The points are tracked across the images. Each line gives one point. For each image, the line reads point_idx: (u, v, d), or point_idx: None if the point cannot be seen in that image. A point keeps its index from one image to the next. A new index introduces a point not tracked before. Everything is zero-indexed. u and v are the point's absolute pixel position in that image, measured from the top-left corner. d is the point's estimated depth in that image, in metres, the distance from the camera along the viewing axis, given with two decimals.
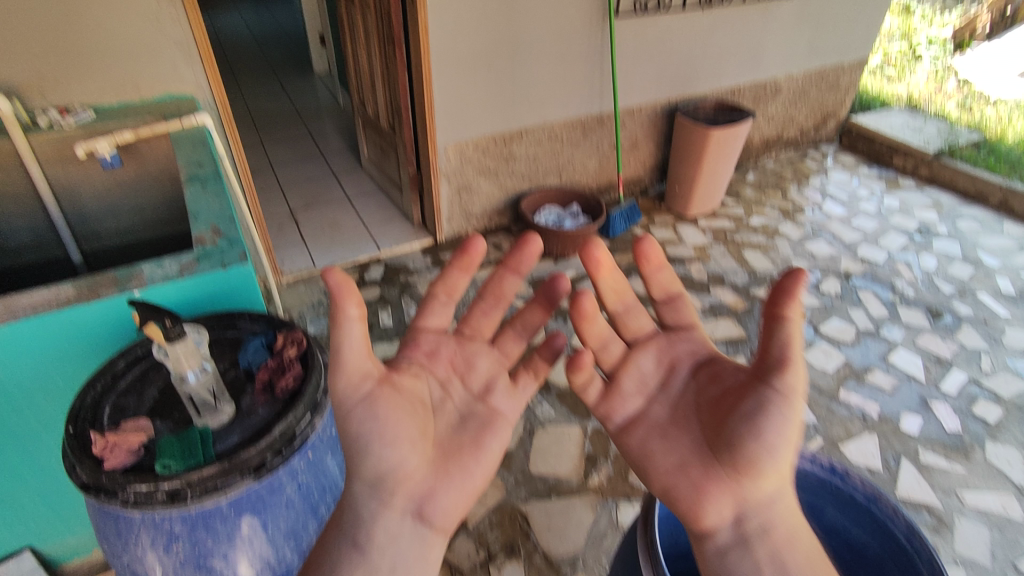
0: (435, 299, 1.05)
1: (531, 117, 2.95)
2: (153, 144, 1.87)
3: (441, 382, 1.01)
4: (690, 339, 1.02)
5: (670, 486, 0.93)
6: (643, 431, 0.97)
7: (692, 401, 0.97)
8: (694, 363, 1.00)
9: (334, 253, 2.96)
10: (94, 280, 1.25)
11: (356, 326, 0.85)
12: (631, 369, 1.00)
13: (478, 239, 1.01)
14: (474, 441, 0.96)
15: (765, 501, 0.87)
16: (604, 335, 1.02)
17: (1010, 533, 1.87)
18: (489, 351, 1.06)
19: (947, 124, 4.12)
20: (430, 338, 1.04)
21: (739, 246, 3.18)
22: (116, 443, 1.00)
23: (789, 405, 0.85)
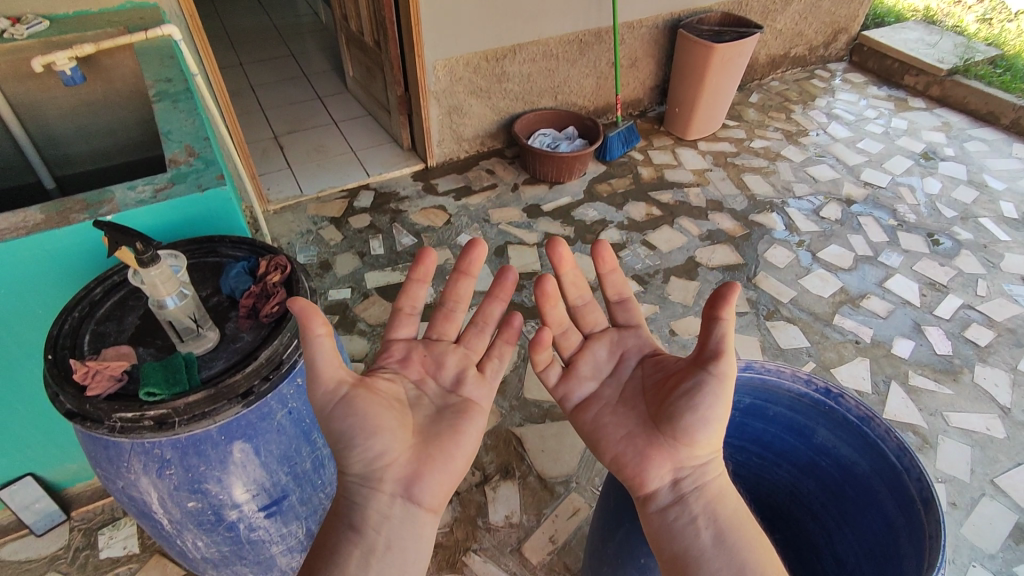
0: (399, 313, 1.04)
1: (525, 31, 2.77)
2: (117, 57, 1.75)
3: (415, 383, 1.00)
4: (639, 335, 1.05)
5: (618, 454, 0.95)
6: (594, 409, 1.00)
7: (639, 385, 0.99)
8: (642, 355, 1.03)
9: (321, 179, 2.86)
10: (63, 204, 1.19)
11: (327, 343, 0.84)
12: (586, 357, 1.03)
13: (430, 251, 1.03)
14: (453, 427, 0.95)
15: (698, 466, 0.91)
16: (562, 323, 1.05)
17: (992, 451, 1.92)
18: (455, 349, 1.05)
19: (963, 39, 3.91)
20: (400, 346, 1.03)
21: (739, 170, 3.10)
22: (97, 369, 0.96)
23: (724, 393, 0.87)
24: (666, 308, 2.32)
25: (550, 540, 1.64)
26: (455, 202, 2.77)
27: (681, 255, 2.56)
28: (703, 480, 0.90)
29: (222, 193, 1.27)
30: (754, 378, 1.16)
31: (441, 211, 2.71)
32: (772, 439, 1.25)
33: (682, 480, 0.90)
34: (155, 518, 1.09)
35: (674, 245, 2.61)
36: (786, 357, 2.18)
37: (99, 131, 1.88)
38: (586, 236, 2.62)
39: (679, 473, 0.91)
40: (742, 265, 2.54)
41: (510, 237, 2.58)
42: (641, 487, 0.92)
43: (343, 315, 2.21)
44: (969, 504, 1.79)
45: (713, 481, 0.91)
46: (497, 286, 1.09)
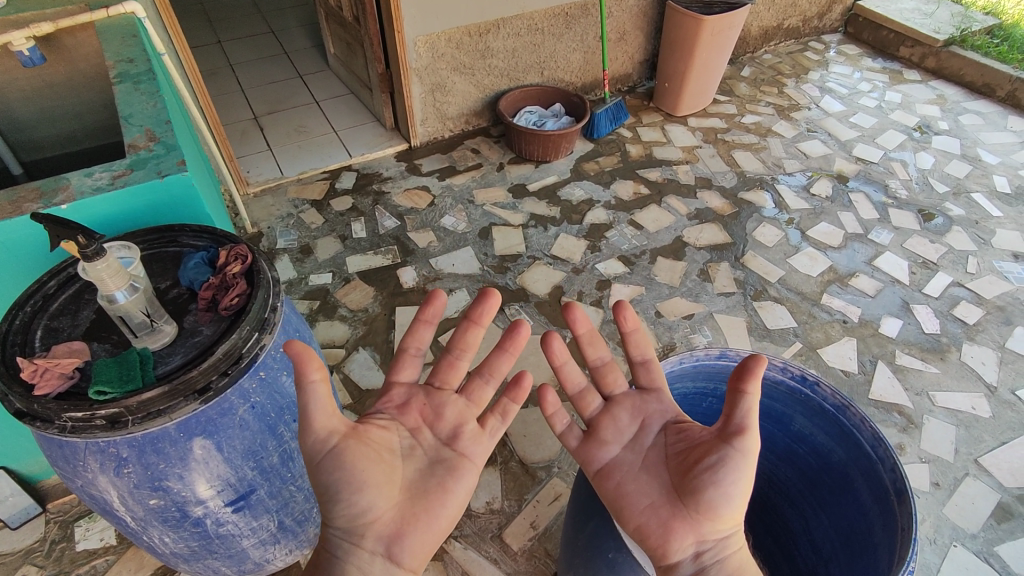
0: (404, 353, 1.02)
1: (507, 5, 2.68)
2: (79, 36, 1.68)
3: (410, 432, 0.99)
4: (662, 400, 0.99)
5: (641, 525, 0.90)
6: (616, 476, 0.95)
7: (661, 452, 0.93)
8: (664, 422, 0.97)
9: (302, 160, 2.79)
10: (16, 194, 1.15)
11: (321, 388, 0.84)
12: (607, 420, 0.98)
13: (439, 294, 1.02)
14: (441, 485, 0.94)
15: (720, 539, 0.86)
16: (580, 385, 1.01)
17: (976, 431, 1.91)
18: (456, 399, 1.02)
19: (961, 8, 3.82)
20: (400, 392, 1.02)
21: (729, 146, 3.04)
22: (46, 367, 0.93)
23: (749, 466, 0.82)
24: (652, 290, 2.29)
25: (531, 527, 1.64)
26: (439, 182, 2.71)
27: (668, 235, 2.52)
28: (725, 553, 0.85)
29: (183, 179, 1.23)
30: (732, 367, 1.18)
31: (424, 192, 2.65)
32: None
33: (704, 553, 0.85)
34: (119, 516, 1.07)
35: (662, 224, 2.57)
36: (773, 338, 2.15)
37: (65, 114, 1.81)
38: (572, 216, 2.57)
39: (702, 546, 0.85)
40: (730, 244, 2.50)
41: (494, 219, 2.53)
42: (663, 559, 0.87)
43: (324, 301, 2.17)
44: (953, 484, 1.78)
45: (734, 555, 0.85)
46: (508, 339, 1.04)
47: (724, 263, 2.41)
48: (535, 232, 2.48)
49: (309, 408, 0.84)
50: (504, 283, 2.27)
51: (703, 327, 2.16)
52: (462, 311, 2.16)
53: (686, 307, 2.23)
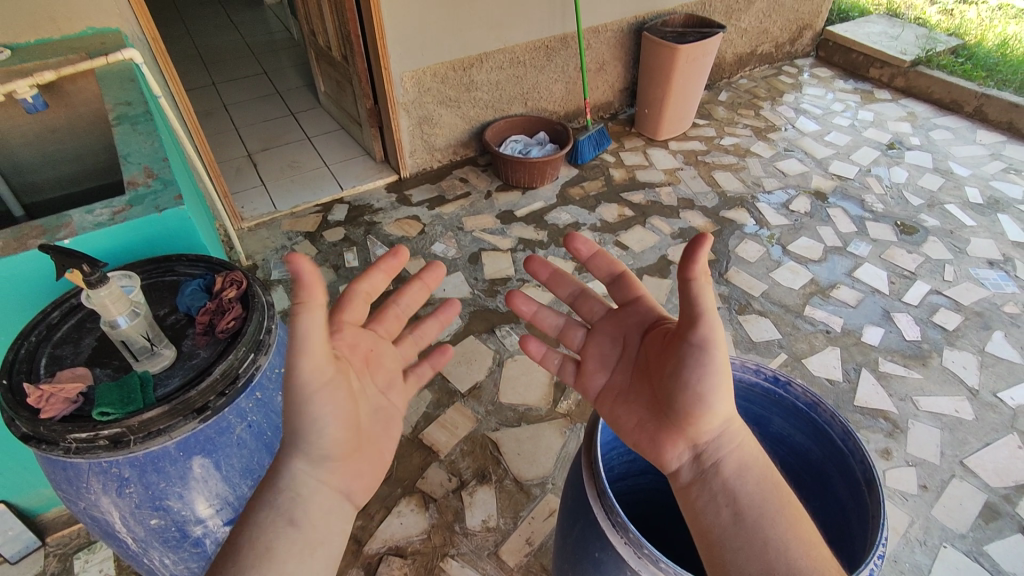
0: (356, 294, 0.95)
1: (489, 41, 2.80)
2: (79, 83, 1.77)
3: (359, 373, 0.91)
4: (639, 309, 1.04)
5: (635, 443, 0.95)
6: (609, 402, 1.01)
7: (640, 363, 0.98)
8: (643, 329, 1.01)
9: (294, 194, 2.87)
10: (21, 231, 1.20)
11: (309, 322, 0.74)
12: (592, 352, 1.06)
13: (400, 252, 1.01)
14: (386, 433, 0.92)
15: (714, 440, 0.86)
16: (559, 325, 1.12)
17: (960, 433, 1.95)
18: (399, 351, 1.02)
19: (925, 30, 3.98)
20: (351, 332, 0.93)
21: (709, 168, 3.14)
22: (52, 392, 0.98)
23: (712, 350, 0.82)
24: None
25: (526, 542, 1.66)
26: (428, 211, 2.79)
27: (653, 254, 2.59)
28: (723, 453, 0.86)
29: (180, 212, 1.29)
30: None
31: (415, 221, 2.73)
32: None
33: (702, 455, 0.87)
34: (120, 537, 1.10)
35: (646, 244, 2.64)
36: (758, 349, 2.20)
37: (65, 157, 1.89)
38: (560, 239, 2.65)
39: (697, 448, 0.87)
40: (713, 261, 2.57)
41: (484, 244, 2.61)
42: (662, 467, 0.91)
43: None
44: (939, 487, 1.82)
45: (732, 454, 0.86)
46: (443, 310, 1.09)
47: (709, 280, 2.47)
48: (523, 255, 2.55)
49: (310, 334, 0.75)
50: (494, 306, 2.32)
51: None
52: (454, 334, 2.21)
53: None
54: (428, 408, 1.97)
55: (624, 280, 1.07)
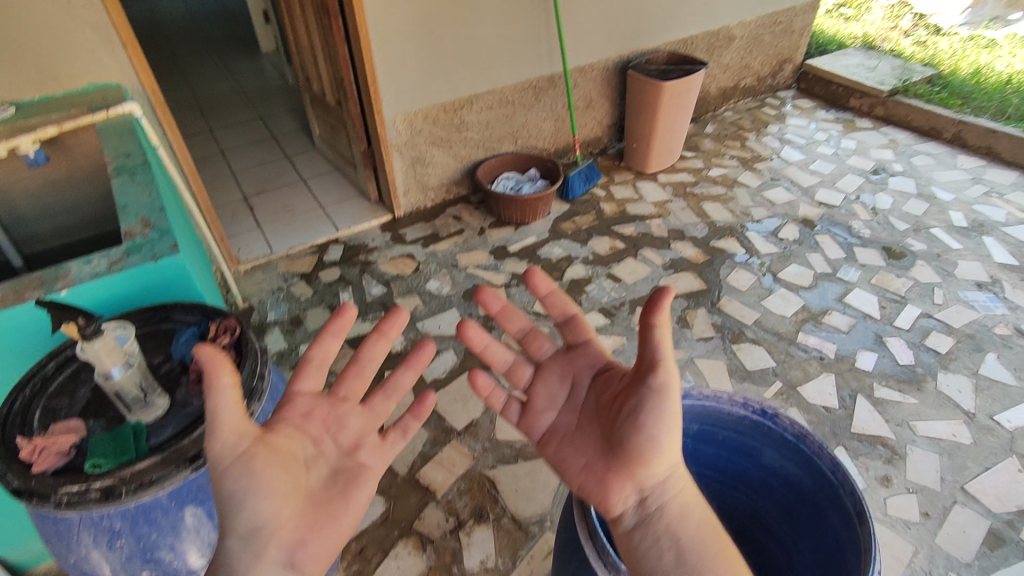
0: (308, 364, 0.99)
1: (478, 83, 2.89)
2: (80, 136, 1.82)
3: (314, 441, 0.94)
4: (589, 352, 1.08)
5: (582, 484, 0.97)
6: (555, 441, 1.04)
7: (593, 407, 1.02)
8: (593, 373, 1.05)
9: (291, 236, 2.91)
10: (18, 283, 1.21)
11: (230, 394, 0.79)
12: (540, 389, 1.09)
13: (346, 307, 1.02)
14: (344, 493, 0.91)
15: (659, 484, 0.90)
16: (508, 361, 1.12)
17: (960, 458, 1.95)
18: (360, 411, 1.02)
19: (900, 61, 4.12)
20: (306, 401, 0.97)
21: (698, 199, 3.19)
22: (44, 446, 0.99)
23: (665, 398, 0.88)
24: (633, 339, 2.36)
25: None
26: (422, 249, 2.83)
27: (646, 286, 2.62)
28: (665, 498, 0.89)
29: (176, 260, 1.31)
30: (695, 405, 1.19)
31: (409, 259, 2.76)
32: (725, 463, 1.27)
33: (647, 499, 0.90)
34: None
35: (638, 276, 2.67)
36: (753, 378, 2.21)
37: (65, 207, 1.92)
38: (553, 273, 2.68)
39: (643, 493, 0.90)
40: (705, 291, 2.59)
41: (477, 280, 2.63)
42: (607, 511, 0.92)
43: None
44: (942, 514, 1.80)
45: (674, 500, 0.89)
46: (413, 358, 1.09)
47: (702, 309, 2.49)
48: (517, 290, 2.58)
49: (216, 411, 0.78)
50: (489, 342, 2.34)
51: (684, 373, 2.22)
52: (449, 371, 2.22)
53: None
54: (424, 447, 1.96)
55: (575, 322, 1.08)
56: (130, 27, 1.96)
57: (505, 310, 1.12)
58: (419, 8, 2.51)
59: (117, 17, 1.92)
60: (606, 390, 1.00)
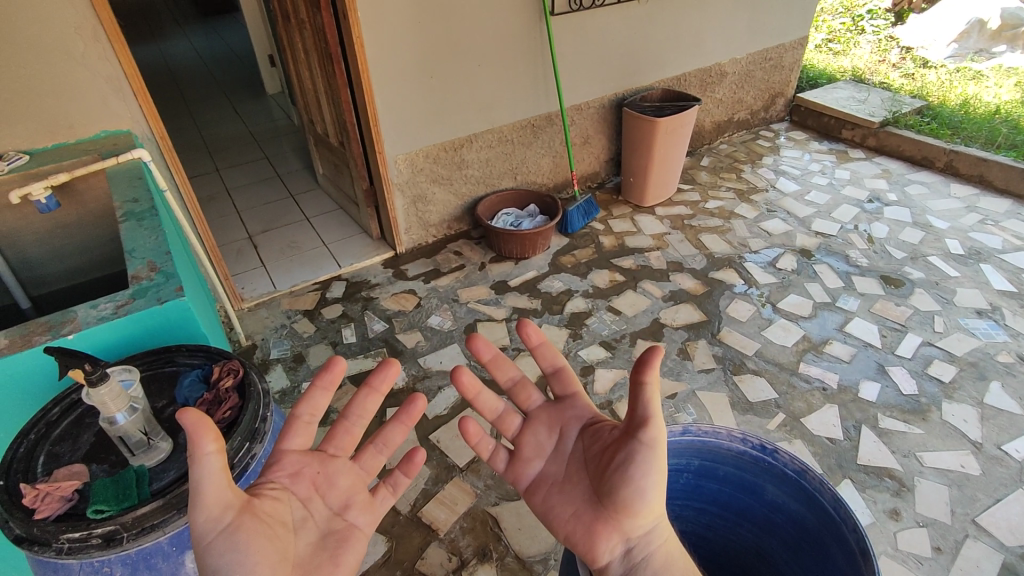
0: (297, 420, 1.00)
1: (477, 123, 2.97)
2: (90, 182, 1.87)
3: (303, 502, 0.95)
4: (577, 404, 1.10)
5: (569, 534, 0.99)
6: (542, 490, 1.05)
7: (581, 458, 1.04)
8: (581, 425, 1.08)
9: (294, 273, 2.95)
10: (27, 328, 1.24)
11: (215, 461, 0.78)
12: (528, 438, 1.09)
13: (338, 360, 1.02)
14: (332, 559, 0.92)
15: (644, 535, 0.94)
16: (498, 410, 1.11)
17: (969, 490, 1.92)
18: (349, 468, 1.03)
19: (890, 93, 4.21)
20: (294, 460, 0.98)
21: (696, 230, 3.23)
22: (48, 491, 1.00)
23: (654, 454, 0.91)
24: None
25: None
26: (424, 285, 2.86)
27: (646, 318, 2.63)
28: (650, 548, 0.94)
29: (181, 302, 1.34)
30: (695, 442, 1.19)
31: (411, 295, 2.79)
32: (728, 499, 1.27)
33: (632, 549, 0.94)
34: None
35: (639, 308, 2.69)
36: (756, 410, 2.20)
37: (73, 250, 1.97)
38: (553, 306, 2.70)
39: (629, 544, 0.94)
40: (706, 322, 2.60)
41: (479, 315, 2.65)
42: (593, 561, 0.96)
43: None
44: (953, 548, 1.77)
45: (658, 550, 0.94)
46: (404, 412, 1.09)
47: (703, 341, 2.50)
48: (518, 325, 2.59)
49: (200, 482, 0.78)
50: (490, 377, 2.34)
51: (687, 406, 2.21)
52: (451, 407, 2.22)
53: (668, 387, 2.29)
54: (426, 485, 1.95)
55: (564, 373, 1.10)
56: (141, 77, 2.03)
57: (496, 359, 1.10)
58: (419, 53, 2.59)
59: (130, 68, 2.00)
60: (594, 442, 1.03)
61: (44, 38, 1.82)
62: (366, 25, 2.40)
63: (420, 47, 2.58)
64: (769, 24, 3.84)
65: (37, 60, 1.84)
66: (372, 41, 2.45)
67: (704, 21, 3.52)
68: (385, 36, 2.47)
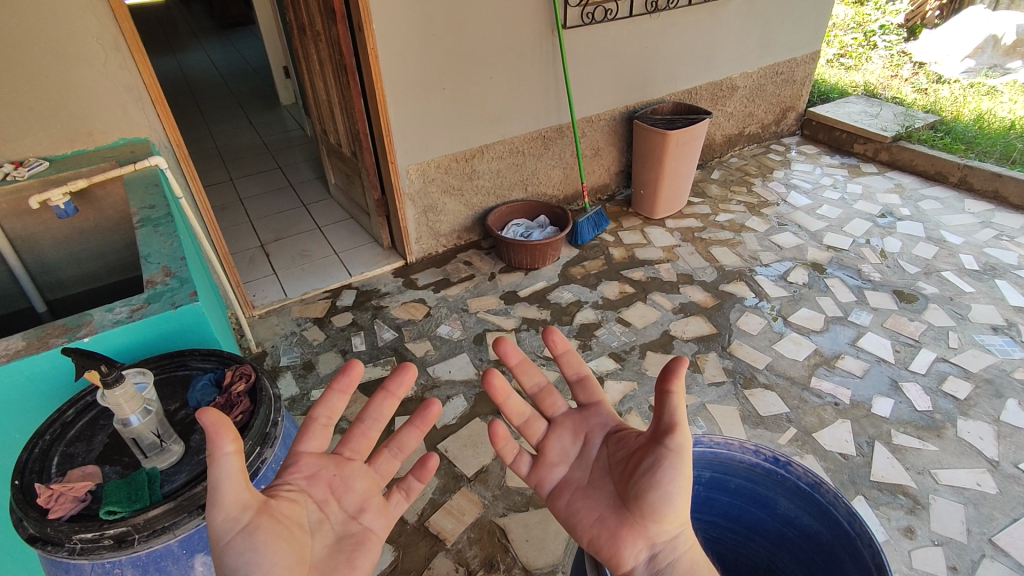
0: (313, 422, 1.00)
1: (489, 134, 2.99)
2: (108, 188, 1.91)
3: (318, 504, 0.96)
4: (601, 412, 1.10)
5: (593, 539, 0.98)
6: (567, 494, 1.04)
7: (605, 464, 1.03)
8: (606, 432, 1.07)
9: (305, 281, 2.97)
10: (44, 330, 1.25)
11: (233, 462, 0.79)
12: (552, 443, 1.09)
13: (356, 363, 1.03)
14: (348, 561, 0.92)
15: (669, 541, 0.94)
16: (524, 414, 1.10)
17: (985, 508, 1.89)
18: (364, 471, 1.03)
19: (902, 108, 4.20)
20: (310, 462, 0.99)
21: (706, 243, 3.23)
22: (61, 492, 1.00)
23: (681, 460, 0.90)
24: (644, 384, 2.35)
25: None
26: (434, 294, 2.86)
27: (656, 330, 2.62)
28: (675, 554, 0.93)
29: (195, 307, 1.35)
30: (706, 452, 1.18)
31: (421, 304, 2.80)
32: (740, 513, 1.25)
33: (658, 555, 0.93)
34: None
35: (648, 320, 2.68)
36: (767, 424, 2.18)
37: (90, 255, 2.00)
38: (563, 317, 2.70)
39: (654, 548, 0.93)
40: (716, 335, 2.59)
41: (488, 325, 2.66)
42: (618, 566, 0.95)
43: None
44: (970, 567, 1.73)
45: (684, 556, 0.93)
46: (418, 415, 1.10)
47: (713, 354, 2.48)
48: (527, 335, 2.59)
49: (219, 482, 0.78)
50: None
51: (697, 419, 2.19)
52: (459, 417, 2.21)
53: None
54: (434, 494, 1.94)
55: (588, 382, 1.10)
56: (160, 86, 2.07)
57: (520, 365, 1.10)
58: (431, 64, 2.62)
59: (149, 78, 2.04)
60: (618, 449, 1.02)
61: (66, 47, 1.86)
62: (381, 37, 2.44)
63: (434, 59, 2.62)
64: (780, 39, 3.86)
65: (60, 68, 1.88)
66: (386, 52, 2.48)
67: (715, 35, 3.54)
68: (399, 48, 2.50)
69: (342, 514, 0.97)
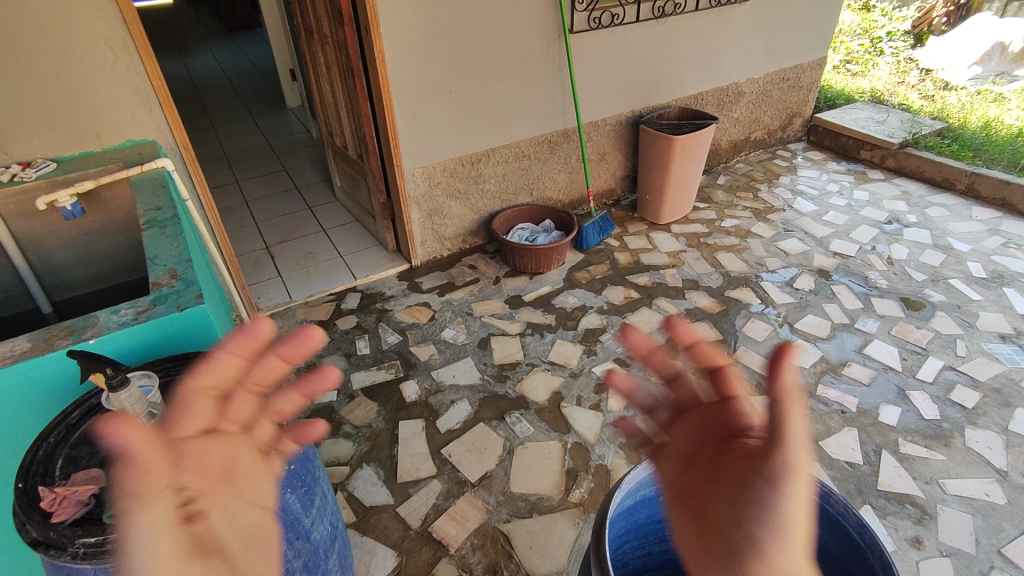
0: (192, 394, 0.79)
1: (495, 138, 2.99)
2: (115, 190, 1.91)
3: None
4: (738, 415, 0.82)
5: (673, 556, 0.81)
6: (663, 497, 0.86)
7: (709, 478, 0.80)
8: (729, 442, 0.81)
9: (309, 284, 2.97)
10: (50, 332, 1.25)
11: (148, 522, 0.66)
12: (671, 435, 0.88)
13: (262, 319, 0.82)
14: None
15: None
16: (645, 401, 0.91)
17: (994, 519, 1.87)
18: (247, 444, 0.83)
19: (909, 115, 4.19)
20: (190, 447, 0.76)
21: (712, 249, 3.21)
22: (66, 495, 1.01)
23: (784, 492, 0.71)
24: (649, 390, 2.33)
25: None
26: (438, 298, 2.86)
27: (661, 335, 2.61)
28: None
29: (201, 310, 1.35)
30: None
31: (425, 308, 2.79)
32: None
33: None
34: None
35: (654, 325, 2.67)
36: None
37: (96, 257, 2.00)
38: (568, 322, 2.69)
39: None
40: (722, 341, 2.58)
41: (492, 329, 2.65)
42: None
43: (329, 419, 2.23)
44: None
45: None
46: (303, 382, 0.89)
47: None
48: (531, 340, 2.58)
49: (135, 545, 0.65)
50: (503, 392, 2.33)
51: None
52: (463, 421, 2.20)
53: None
54: (438, 500, 1.93)
55: (722, 376, 0.83)
56: (168, 88, 2.08)
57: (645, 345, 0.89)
58: (438, 67, 2.62)
59: (157, 80, 2.05)
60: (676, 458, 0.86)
61: (76, 49, 1.87)
62: (388, 40, 2.44)
63: (440, 62, 2.62)
64: (787, 44, 3.85)
65: (69, 70, 1.89)
66: (393, 55, 2.48)
67: (722, 40, 3.54)
68: (406, 51, 2.50)
69: (254, 510, 0.79)
